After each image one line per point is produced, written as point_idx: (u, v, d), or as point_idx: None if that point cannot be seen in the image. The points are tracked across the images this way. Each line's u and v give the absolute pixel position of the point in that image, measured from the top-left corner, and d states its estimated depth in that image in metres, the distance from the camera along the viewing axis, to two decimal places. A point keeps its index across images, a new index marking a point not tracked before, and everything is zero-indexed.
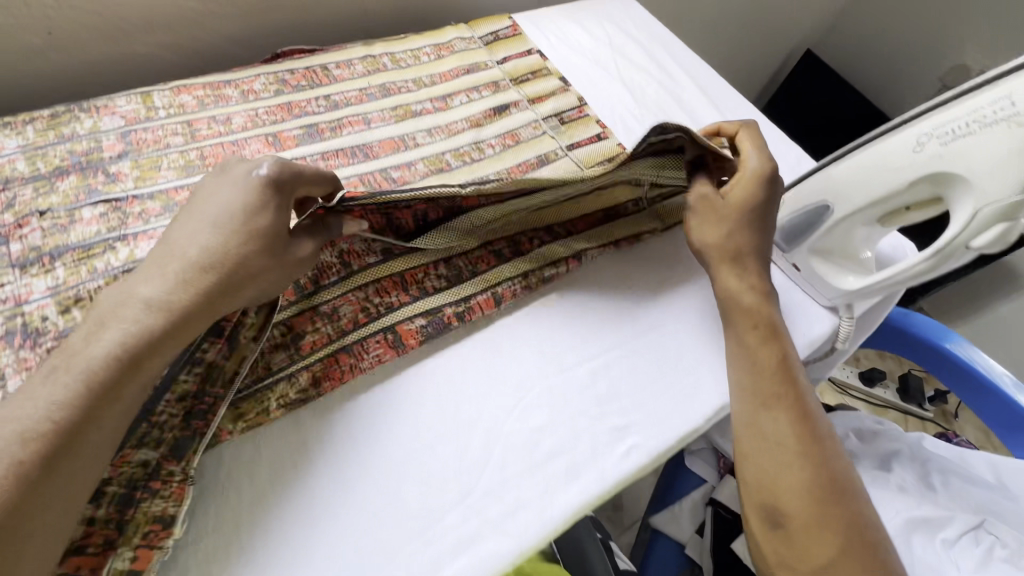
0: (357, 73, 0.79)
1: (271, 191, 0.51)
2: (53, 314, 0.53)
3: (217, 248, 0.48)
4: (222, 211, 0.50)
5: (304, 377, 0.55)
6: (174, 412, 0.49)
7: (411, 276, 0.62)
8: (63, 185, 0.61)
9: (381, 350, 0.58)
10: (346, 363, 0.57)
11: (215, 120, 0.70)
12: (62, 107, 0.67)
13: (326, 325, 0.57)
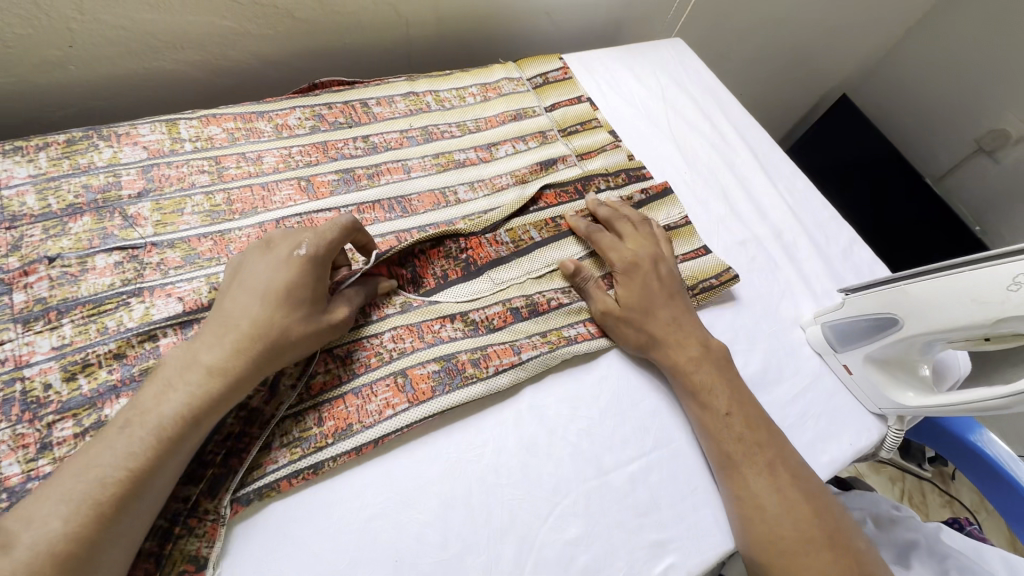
0: (399, 112, 0.74)
1: (312, 260, 0.51)
2: (57, 382, 0.48)
3: (270, 318, 0.49)
4: (273, 279, 0.50)
5: (309, 420, 0.51)
6: (219, 450, 0.48)
7: (430, 325, 0.59)
8: (76, 227, 0.56)
9: (389, 394, 0.54)
10: (354, 404, 0.53)
11: (244, 158, 0.65)
12: (80, 132, 0.61)
13: (340, 368, 0.55)
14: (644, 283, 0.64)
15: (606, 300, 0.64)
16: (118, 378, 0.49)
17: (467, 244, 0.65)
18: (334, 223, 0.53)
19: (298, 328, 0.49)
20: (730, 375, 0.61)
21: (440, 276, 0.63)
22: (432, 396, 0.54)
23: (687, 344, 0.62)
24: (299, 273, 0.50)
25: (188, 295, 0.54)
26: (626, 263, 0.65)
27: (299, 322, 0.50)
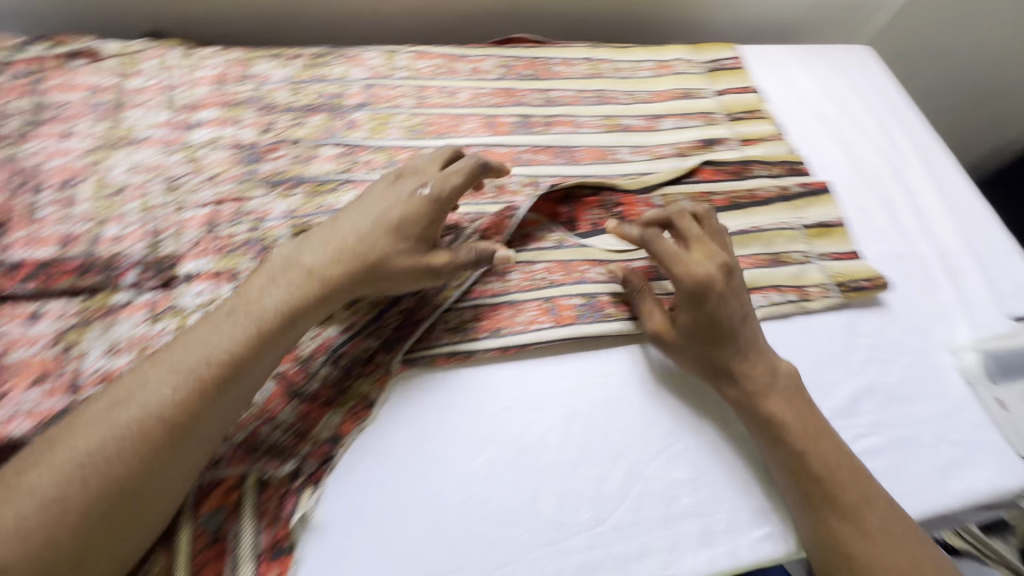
0: (578, 74, 0.80)
1: (430, 203, 0.54)
2: (285, 236, 0.59)
3: (364, 252, 0.52)
4: (376, 219, 0.53)
5: (468, 314, 0.59)
6: (395, 318, 0.57)
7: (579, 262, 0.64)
8: (311, 121, 0.67)
9: (537, 312, 0.60)
10: (506, 312, 0.59)
11: (443, 91, 0.74)
12: (323, 50, 0.74)
13: (497, 281, 0.61)
14: (716, 309, 0.56)
15: (674, 320, 0.58)
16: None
17: (622, 199, 0.70)
18: (453, 171, 0.55)
19: (399, 261, 0.52)
20: (804, 407, 0.55)
21: (594, 223, 0.68)
22: (574, 321, 0.60)
23: (755, 364, 0.56)
24: (406, 207, 0.54)
25: None
26: (690, 286, 0.56)
27: (399, 258, 0.52)
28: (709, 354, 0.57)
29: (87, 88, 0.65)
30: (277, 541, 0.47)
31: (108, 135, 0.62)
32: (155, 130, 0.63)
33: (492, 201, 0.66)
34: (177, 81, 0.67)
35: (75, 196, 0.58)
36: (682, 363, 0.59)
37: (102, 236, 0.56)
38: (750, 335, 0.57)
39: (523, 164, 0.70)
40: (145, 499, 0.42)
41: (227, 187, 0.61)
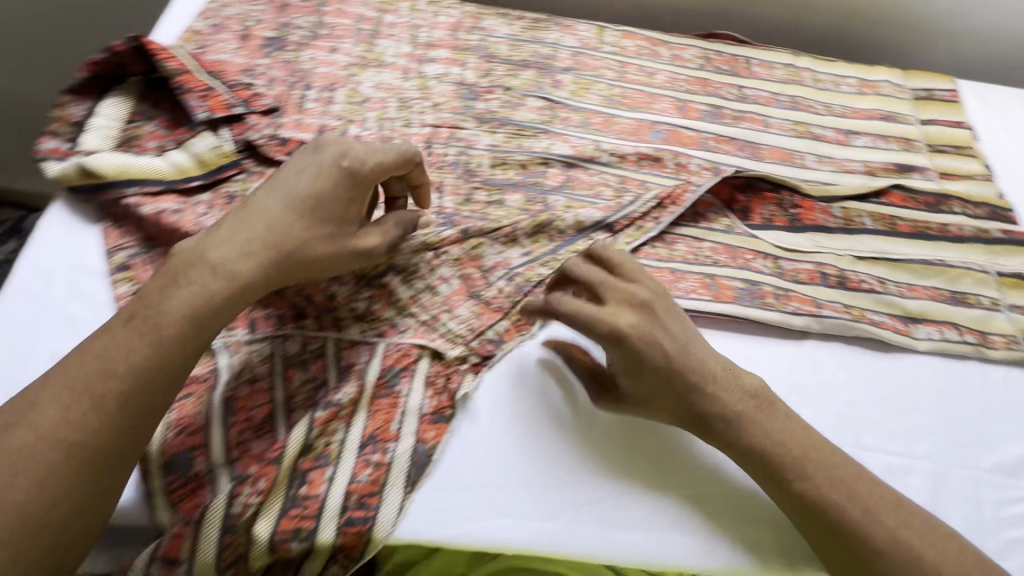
0: (776, 77, 0.80)
1: (343, 173, 0.51)
2: (486, 165, 0.67)
3: (278, 243, 0.49)
4: (290, 220, 0.49)
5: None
6: (569, 256, 0.61)
7: (744, 251, 0.65)
8: (524, 75, 0.75)
9: (697, 286, 0.62)
10: (668, 277, 0.62)
11: (643, 70, 0.78)
12: (542, 17, 0.81)
13: (664, 249, 0.64)
14: (639, 359, 0.49)
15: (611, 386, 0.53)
16: (520, 180, 0.67)
17: (800, 202, 0.69)
18: (362, 154, 0.52)
19: (319, 246, 0.50)
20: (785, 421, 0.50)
21: (766, 217, 0.68)
22: (733, 301, 0.61)
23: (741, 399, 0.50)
24: (322, 191, 0.50)
25: (579, 146, 0.70)
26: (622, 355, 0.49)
27: (320, 241, 0.50)
28: (676, 410, 0.50)
29: (354, 17, 0.77)
30: (441, 409, 0.53)
31: (363, 56, 0.74)
32: (398, 58, 0.74)
33: (671, 176, 0.69)
34: (421, 23, 0.78)
35: (333, 98, 0.69)
36: (652, 418, 0.52)
37: (347, 133, 0.67)
38: (703, 367, 0.50)
39: (707, 149, 0.72)
40: (77, 494, 0.40)
41: (447, 115, 0.70)
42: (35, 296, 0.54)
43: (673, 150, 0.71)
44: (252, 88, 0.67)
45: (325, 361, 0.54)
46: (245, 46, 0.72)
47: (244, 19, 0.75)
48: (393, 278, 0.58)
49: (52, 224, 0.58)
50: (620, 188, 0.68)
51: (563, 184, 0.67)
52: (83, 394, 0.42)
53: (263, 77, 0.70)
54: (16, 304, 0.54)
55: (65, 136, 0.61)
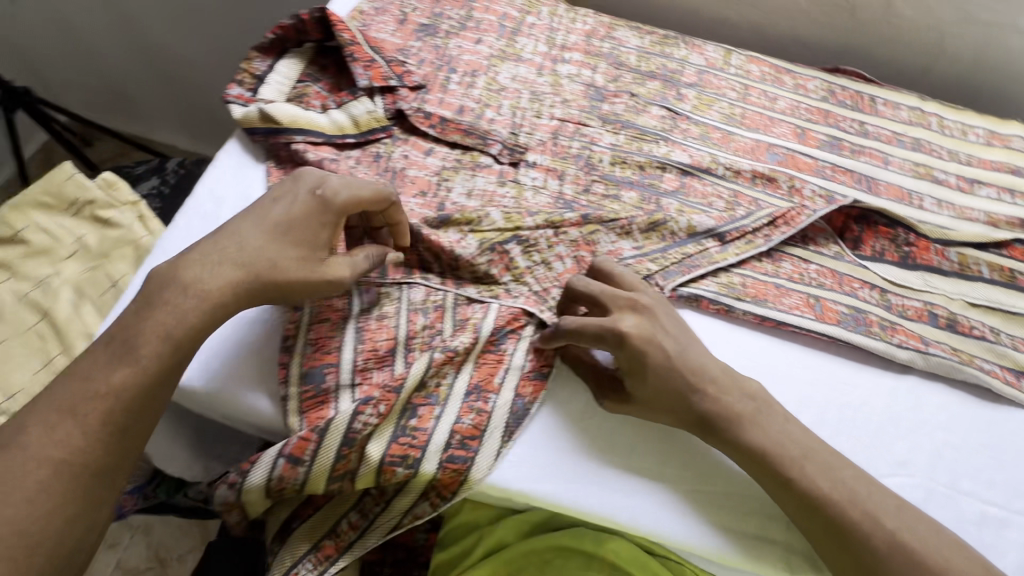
0: (900, 118, 0.80)
1: (320, 206, 0.54)
2: (606, 162, 0.71)
3: (246, 262, 0.51)
4: (261, 245, 0.52)
5: (737, 278, 0.64)
6: (675, 257, 0.63)
7: (851, 279, 0.66)
8: (649, 85, 0.79)
9: (800, 303, 0.63)
10: (772, 290, 0.63)
11: (766, 94, 0.80)
12: (672, 34, 0.85)
13: (769, 264, 0.66)
14: (640, 358, 0.52)
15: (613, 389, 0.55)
16: (636, 180, 0.70)
17: (914, 240, 0.69)
18: (340, 186, 0.55)
19: (293, 269, 0.51)
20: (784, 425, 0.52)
21: (877, 250, 0.68)
22: (836, 324, 0.61)
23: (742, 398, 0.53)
24: (302, 216, 0.53)
25: (696, 156, 0.73)
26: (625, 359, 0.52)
27: (291, 264, 0.52)
28: (676, 408, 0.52)
29: (500, 14, 0.83)
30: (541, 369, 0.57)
31: (504, 50, 0.80)
32: (535, 56, 0.80)
33: (783, 197, 0.71)
34: (559, 27, 0.83)
35: (473, 83, 0.75)
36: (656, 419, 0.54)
37: (483, 116, 0.73)
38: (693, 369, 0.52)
39: (822, 177, 0.73)
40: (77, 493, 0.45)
41: (574, 112, 0.75)
42: (209, 216, 0.63)
43: (787, 173, 0.73)
44: (405, 65, 0.74)
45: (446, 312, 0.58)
46: (401, 29, 0.80)
47: (403, 5, 0.83)
48: (515, 246, 0.62)
49: (228, 157, 0.66)
50: (732, 202, 0.70)
51: (677, 189, 0.70)
52: (64, 415, 0.46)
53: (414, 58, 0.77)
54: (193, 221, 0.62)
55: (248, 86, 0.70)
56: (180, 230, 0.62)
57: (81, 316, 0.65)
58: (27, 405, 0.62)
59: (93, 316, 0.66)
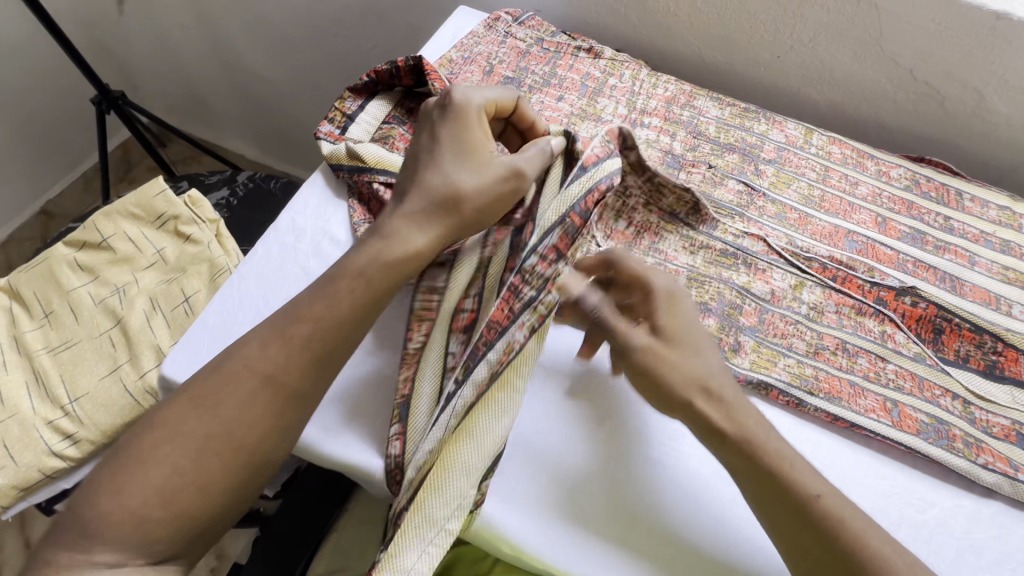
0: (989, 216, 0.77)
1: (460, 117, 0.57)
2: (678, 240, 0.69)
3: (427, 194, 0.55)
4: (433, 177, 0.55)
5: (810, 370, 0.61)
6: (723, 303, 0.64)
7: (932, 385, 0.62)
8: (727, 157, 0.78)
9: (876, 406, 0.59)
10: (847, 389, 0.60)
11: (846, 178, 0.78)
12: (753, 108, 0.85)
13: (845, 358, 0.62)
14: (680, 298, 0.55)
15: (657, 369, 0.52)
16: (719, 278, 0.66)
17: (1002, 350, 0.65)
18: (467, 93, 0.58)
19: (464, 174, 0.55)
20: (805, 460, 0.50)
21: (961, 356, 0.64)
22: (915, 434, 0.58)
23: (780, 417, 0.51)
24: (452, 134, 0.57)
25: (772, 236, 0.71)
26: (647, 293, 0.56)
27: (467, 183, 0.55)
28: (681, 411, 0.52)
29: (583, 73, 0.85)
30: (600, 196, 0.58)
31: (584, 109, 0.81)
32: (614, 117, 0.80)
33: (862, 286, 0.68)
34: (640, 91, 0.84)
35: None
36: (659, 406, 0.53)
37: None
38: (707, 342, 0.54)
39: (903, 270, 0.70)
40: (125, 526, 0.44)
41: None
42: (287, 247, 0.64)
43: (866, 262, 0.70)
44: None
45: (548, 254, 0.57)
46: (487, 80, 0.82)
47: (490, 57, 0.85)
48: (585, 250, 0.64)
49: (311, 191, 0.69)
50: (807, 287, 0.67)
51: (745, 265, 0.68)
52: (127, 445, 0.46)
53: None
54: (271, 249, 0.64)
55: (337, 124, 0.73)
56: (257, 258, 0.63)
57: (152, 328, 0.67)
58: (89, 409, 0.63)
59: (162, 329, 0.68)
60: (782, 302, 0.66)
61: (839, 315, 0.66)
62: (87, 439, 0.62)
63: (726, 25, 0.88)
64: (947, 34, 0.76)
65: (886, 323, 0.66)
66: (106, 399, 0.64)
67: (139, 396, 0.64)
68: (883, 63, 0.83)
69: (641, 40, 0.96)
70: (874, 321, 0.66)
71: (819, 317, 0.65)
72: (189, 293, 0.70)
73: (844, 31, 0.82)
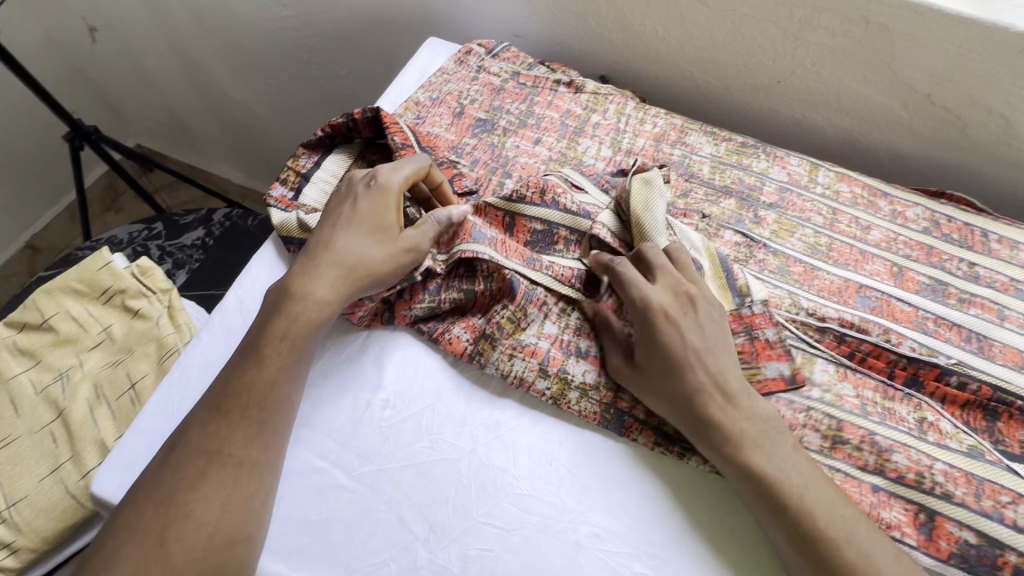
0: (1020, 260, 0.68)
1: (387, 199, 0.56)
2: None
3: (341, 264, 0.53)
4: (347, 245, 0.54)
5: (826, 473, 0.53)
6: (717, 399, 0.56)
7: (988, 489, 0.52)
8: (723, 203, 0.71)
9: (904, 518, 0.51)
10: (872, 497, 0.52)
11: (856, 221, 0.71)
12: (752, 142, 0.77)
13: (872, 456, 0.54)
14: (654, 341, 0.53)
15: (662, 349, 0.52)
16: None
17: None
18: (389, 172, 0.58)
19: (374, 252, 0.54)
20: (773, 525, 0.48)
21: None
22: (948, 557, 0.50)
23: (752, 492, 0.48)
24: (370, 206, 0.55)
25: (774, 296, 0.63)
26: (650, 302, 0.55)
27: (379, 255, 0.54)
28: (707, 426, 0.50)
29: (562, 111, 0.77)
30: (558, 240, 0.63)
31: (564, 153, 0.73)
32: (597, 161, 0.73)
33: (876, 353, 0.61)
34: (626, 128, 0.77)
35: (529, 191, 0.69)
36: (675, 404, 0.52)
37: None
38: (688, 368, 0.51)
39: (924, 330, 0.63)
40: None
41: None
42: (233, 332, 0.59)
43: (881, 323, 0.63)
44: (456, 166, 0.69)
45: (576, 271, 0.61)
46: (457, 123, 0.75)
47: (461, 95, 0.78)
48: (569, 334, 0.59)
49: (261, 266, 0.63)
50: (817, 364, 0.60)
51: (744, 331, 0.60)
52: None
53: (467, 157, 0.72)
54: (217, 336, 0.59)
55: (291, 185, 0.67)
56: (203, 347, 0.58)
57: (96, 420, 0.62)
58: (28, 514, 0.58)
59: (107, 420, 0.63)
60: (794, 384, 0.57)
61: (862, 400, 0.57)
62: (26, 548, 0.57)
63: (719, 49, 0.80)
64: (969, 56, 0.68)
65: (924, 408, 0.58)
66: (46, 503, 0.59)
67: (82, 497, 0.59)
68: (896, 88, 0.74)
69: (628, 65, 0.88)
70: (909, 408, 0.57)
71: (838, 402, 0.57)
72: (135, 379, 0.65)
73: (853, 54, 0.73)
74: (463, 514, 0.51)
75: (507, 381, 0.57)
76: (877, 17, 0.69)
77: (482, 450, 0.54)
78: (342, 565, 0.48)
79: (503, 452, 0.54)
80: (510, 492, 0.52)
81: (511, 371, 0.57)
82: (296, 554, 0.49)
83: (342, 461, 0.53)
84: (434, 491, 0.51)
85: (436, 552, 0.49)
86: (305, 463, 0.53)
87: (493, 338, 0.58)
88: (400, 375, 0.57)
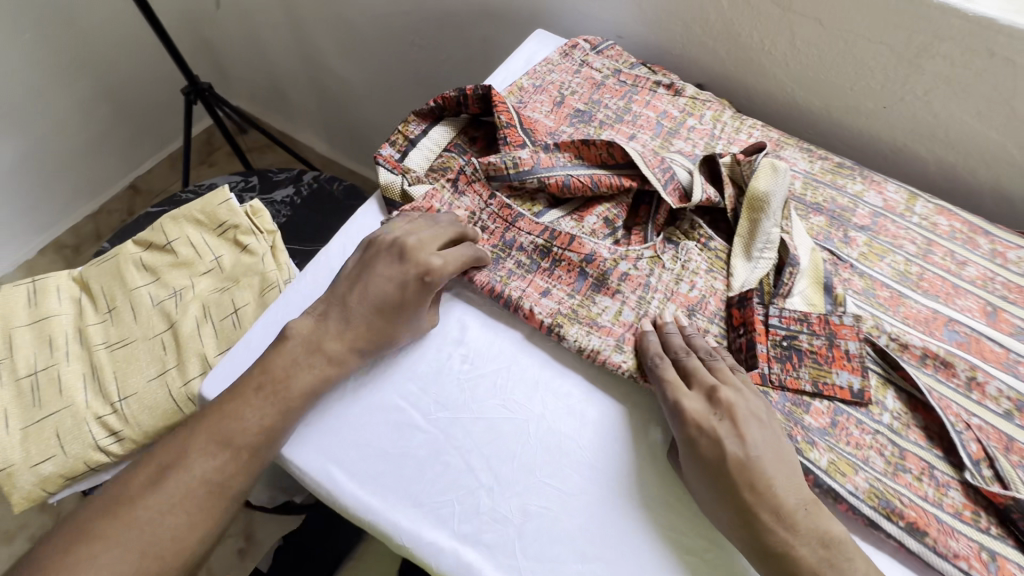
0: None
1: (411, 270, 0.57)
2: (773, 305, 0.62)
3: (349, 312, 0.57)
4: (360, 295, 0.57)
5: (889, 494, 0.53)
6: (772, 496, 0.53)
7: None
8: (813, 220, 0.71)
9: (968, 555, 0.51)
10: (935, 527, 0.51)
11: (952, 255, 0.69)
12: (849, 163, 0.76)
13: (931, 487, 0.54)
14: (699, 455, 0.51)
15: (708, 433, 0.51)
16: (802, 378, 0.59)
17: None
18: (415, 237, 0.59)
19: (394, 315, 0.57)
20: None
21: None
22: None
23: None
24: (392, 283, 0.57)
25: (858, 314, 0.63)
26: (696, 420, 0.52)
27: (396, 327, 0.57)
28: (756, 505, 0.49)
29: (659, 111, 0.79)
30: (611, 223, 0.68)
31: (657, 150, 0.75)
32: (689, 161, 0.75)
33: (959, 389, 0.59)
34: (721, 135, 0.78)
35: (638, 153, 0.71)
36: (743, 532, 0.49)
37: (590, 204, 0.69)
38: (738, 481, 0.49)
39: (1015, 374, 0.61)
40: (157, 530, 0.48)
41: (717, 246, 0.67)
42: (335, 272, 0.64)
43: (968, 359, 0.61)
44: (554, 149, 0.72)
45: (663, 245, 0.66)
46: (556, 112, 0.79)
47: (563, 86, 0.81)
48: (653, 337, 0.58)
49: (366, 218, 0.69)
50: (892, 391, 0.59)
51: (825, 336, 0.60)
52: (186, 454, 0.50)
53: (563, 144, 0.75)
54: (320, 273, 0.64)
55: (398, 147, 0.72)
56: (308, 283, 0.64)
57: (201, 335, 0.69)
58: (135, 410, 0.65)
59: (210, 338, 0.69)
60: (866, 403, 0.58)
61: (931, 434, 0.57)
62: (130, 439, 0.64)
63: (827, 69, 0.80)
64: None
65: (1007, 451, 0.56)
66: (151, 402, 0.65)
67: (182, 402, 0.65)
68: (1014, 126, 0.72)
69: (728, 75, 0.89)
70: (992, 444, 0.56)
71: (905, 431, 0.57)
72: (238, 305, 0.71)
73: (970, 86, 0.71)
74: (527, 472, 0.53)
75: (581, 355, 0.59)
76: (1004, 50, 0.67)
77: (551, 416, 0.56)
78: (412, 496, 0.52)
79: (568, 420, 0.56)
80: (574, 460, 0.54)
81: (588, 346, 0.58)
82: (370, 479, 0.53)
83: (421, 403, 0.56)
84: (502, 446, 0.54)
85: (497, 501, 0.52)
86: (387, 400, 0.56)
87: (571, 316, 0.60)
88: (482, 332, 0.61)
